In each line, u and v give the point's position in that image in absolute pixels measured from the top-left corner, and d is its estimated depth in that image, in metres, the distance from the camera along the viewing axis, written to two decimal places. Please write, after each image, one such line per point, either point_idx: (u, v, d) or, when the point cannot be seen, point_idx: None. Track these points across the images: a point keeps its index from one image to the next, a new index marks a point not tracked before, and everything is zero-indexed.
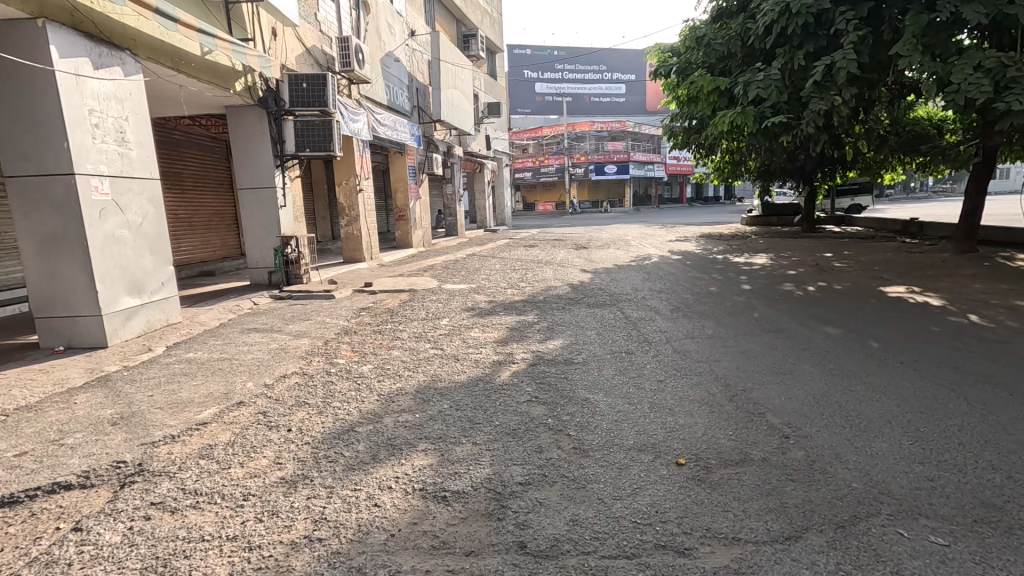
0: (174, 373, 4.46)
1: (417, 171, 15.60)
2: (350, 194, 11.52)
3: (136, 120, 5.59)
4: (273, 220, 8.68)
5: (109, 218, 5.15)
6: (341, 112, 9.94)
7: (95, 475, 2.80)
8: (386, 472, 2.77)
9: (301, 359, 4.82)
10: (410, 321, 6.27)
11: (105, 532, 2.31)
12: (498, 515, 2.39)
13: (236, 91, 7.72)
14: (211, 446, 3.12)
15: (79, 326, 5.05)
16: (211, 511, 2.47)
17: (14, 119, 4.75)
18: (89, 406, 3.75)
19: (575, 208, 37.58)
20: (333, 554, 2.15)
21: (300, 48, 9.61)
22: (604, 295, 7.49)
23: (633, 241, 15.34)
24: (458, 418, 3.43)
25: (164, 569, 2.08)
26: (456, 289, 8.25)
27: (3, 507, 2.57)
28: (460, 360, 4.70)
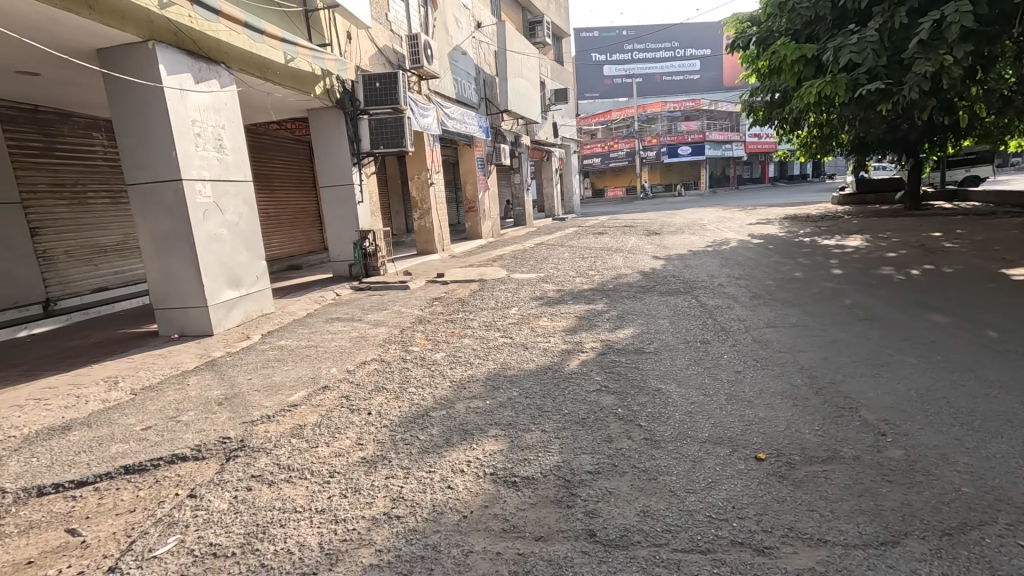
0: (269, 359, 4.87)
1: (485, 162, 15.80)
2: (423, 188, 11.94)
3: (231, 128, 6.10)
4: (352, 215, 9.18)
5: (211, 219, 5.68)
6: (412, 109, 10.26)
7: (205, 449, 3.15)
8: (458, 456, 2.87)
9: (379, 347, 5.08)
10: (480, 310, 6.41)
11: (214, 499, 2.59)
12: (567, 502, 2.41)
13: (316, 94, 8.18)
14: (300, 426, 3.38)
15: (191, 316, 5.65)
16: (302, 485, 2.69)
17: (130, 132, 5.33)
18: (199, 388, 4.19)
19: (647, 192, 36.37)
20: (410, 532, 2.27)
21: (372, 49, 10.00)
22: (677, 283, 7.21)
23: (709, 225, 14.62)
24: (528, 405, 3.48)
25: (263, 536, 2.29)
26: (524, 278, 8.32)
27: (134, 474, 2.94)
28: (529, 348, 4.74)
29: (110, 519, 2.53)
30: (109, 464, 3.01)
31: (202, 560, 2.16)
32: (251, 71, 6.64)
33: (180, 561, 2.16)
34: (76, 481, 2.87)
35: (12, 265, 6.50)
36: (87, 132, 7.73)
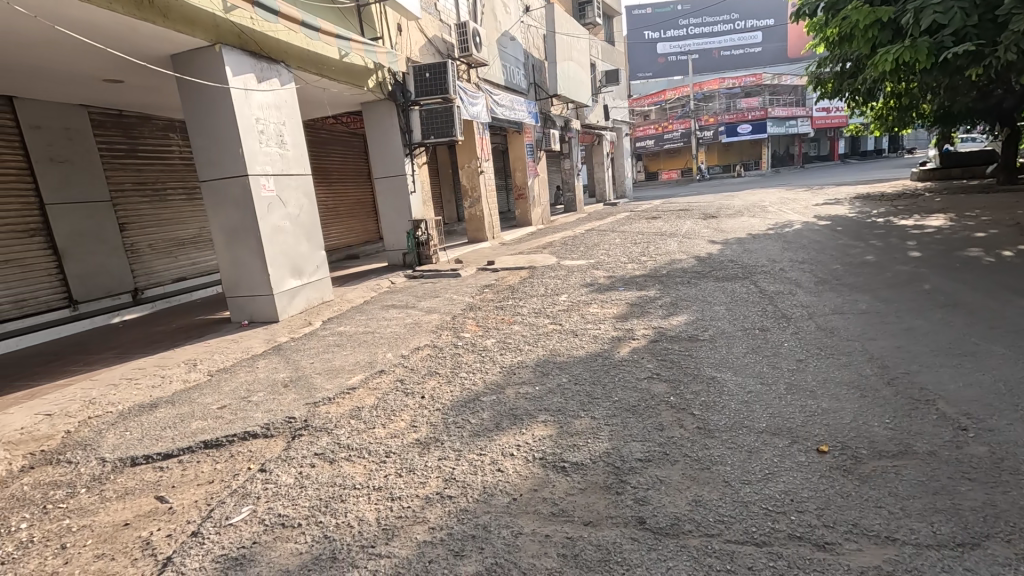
0: (329, 344, 5.12)
1: (535, 148, 15.70)
2: (473, 176, 12.06)
3: (292, 124, 6.39)
4: (405, 205, 9.42)
5: (274, 211, 6.00)
6: (462, 98, 10.33)
7: (273, 427, 3.37)
8: (508, 440, 2.92)
9: (432, 333, 5.21)
10: (529, 297, 6.43)
11: (282, 474, 2.78)
12: (617, 488, 2.40)
13: (370, 87, 8.39)
14: (358, 408, 3.55)
15: (259, 304, 6.02)
16: (360, 463, 2.84)
17: (201, 132, 5.70)
18: (267, 371, 4.47)
19: (704, 174, 34.91)
20: (461, 512, 2.34)
21: (422, 40, 10.13)
22: (735, 268, 6.92)
23: (771, 207, 13.88)
24: (577, 392, 3.48)
25: (326, 509, 2.44)
26: (574, 265, 8.25)
27: (212, 449, 3.20)
28: (578, 335, 4.71)
29: (192, 489, 2.77)
30: (190, 439, 3.29)
31: (271, 529, 2.33)
32: (308, 68, 6.86)
33: (253, 529, 2.34)
34: (162, 453, 3.16)
35: (106, 258, 7.16)
36: (165, 133, 8.33)
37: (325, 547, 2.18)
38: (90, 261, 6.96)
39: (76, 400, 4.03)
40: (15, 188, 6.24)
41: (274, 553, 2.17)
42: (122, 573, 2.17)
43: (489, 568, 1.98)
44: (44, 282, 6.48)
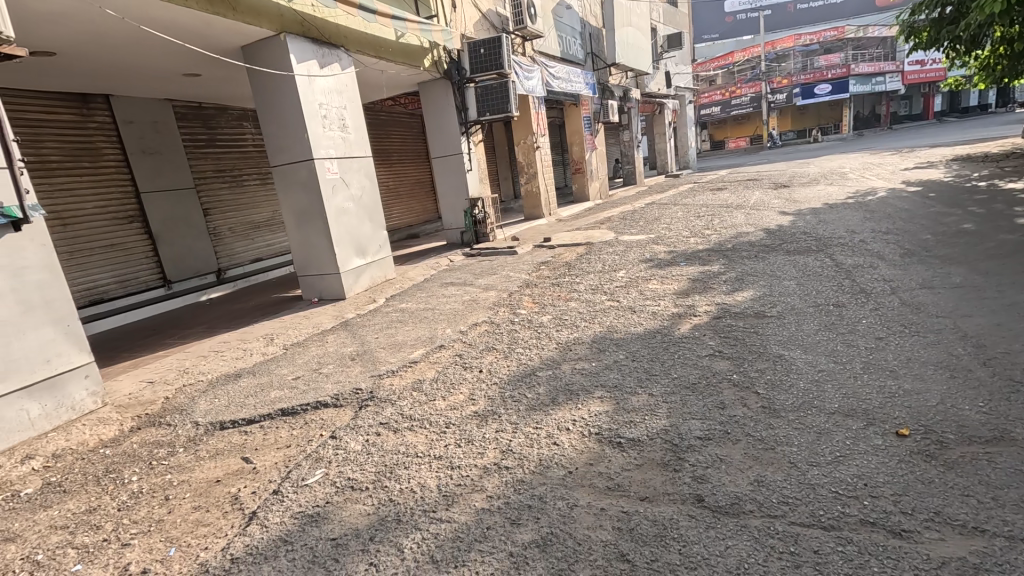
0: (392, 320, 5.34)
1: (592, 121, 15.30)
2: (529, 152, 11.96)
3: (352, 107, 6.58)
4: (462, 183, 9.53)
5: (339, 193, 6.26)
6: (517, 72, 10.18)
7: (342, 397, 3.59)
8: (564, 415, 2.94)
9: (489, 310, 5.29)
10: (586, 274, 6.35)
11: (350, 441, 2.97)
12: (674, 465, 2.37)
13: (426, 67, 8.45)
14: (419, 380, 3.70)
15: (327, 282, 6.36)
16: (421, 433, 2.97)
17: (270, 119, 5.99)
18: (335, 345, 4.74)
19: (776, 140, 32.65)
20: (518, 482, 2.40)
21: (476, 15, 10.04)
22: (808, 240, 6.47)
23: (851, 174, 12.79)
24: (634, 368, 3.44)
25: (392, 474, 2.59)
26: (633, 240, 8.04)
27: (289, 416, 3.46)
28: (637, 312, 4.63)
29: (273, 452, 3.02)
30: (269, 407, 3.57)
31: (342, 491, 2.51)
32: (366, 51, 7.00)
33: (325, 491, 2.53)
34: (246, 418, 3.45)
35: (192, 241, 7.78)
36: (238, 122, 8.87)
37: (390, 510, 2.31)
38: (180, 244, 7.60)
39: (172, 369, 4.47)
40: (113, 179, 6.87)
41: (345, 513, 2.34)
42: (216, 523, 2.42)
43: (545, 537, 2.03)
44: (142, 264, 7.16)
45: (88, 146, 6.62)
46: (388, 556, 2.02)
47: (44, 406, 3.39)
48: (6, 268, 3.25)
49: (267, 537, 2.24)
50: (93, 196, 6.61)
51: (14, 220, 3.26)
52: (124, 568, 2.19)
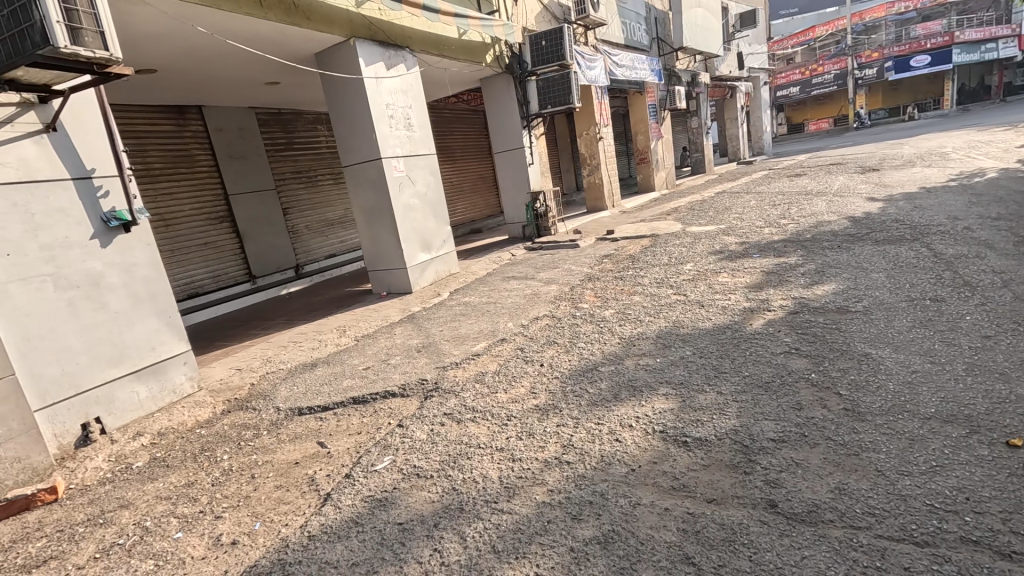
0: (456, 314, 5.47)
1: (658, 108, 14.78)
2: (591, 143, 11.77)
3: (417, 106, 6.77)
4: (524, 177, 9.55)
5: (405, 190, 6.47)
6: (579, 63, 10.02)
7: (409, 388, 3.73)
8: (627, 411, 2.88)
9: (551, 304, 5.28)
10: (652, 267, 6.17)
11: (417, 430, 3.08)
12: (745, 467, 2.25)
13: (487, 62, 8.51)
14: (482, 373, 3.77)
15: (395, 276, 6.61)
16: (483, 425, 3.02)
17: (341, 121, 6.28)
18: (402, 337, 4.92)
19: (863, 120, 29.95)
20: (579, 477, 2.38)
21: (537, 7, 9.98)
22: (902, 229, 5.90)
23: (955, 153, 11.52)
24: (702, 365, 3.31)
25: (455, 464, 2.66)
26: (702, 231, 7.71)
27: (360, 404, 3.64)
28: (705, 306, 4.43)
29: (345, 438, 3.20)
30: (341, 395, 3.77)
31: (408, 477, 2.61)
32: (430, 50, 7.15)
33: (393, 477, 2.64)
34: (321, 405, 3.67)
35: (274, 239, 8.35)
36: (313, 126, 9.40)
37: (453, 499, 2.37)
38: (263, 242, 8.19)
39: (257, 358, 4.84)
40: (206, 183, 7.50)
41: (411, 499, 2.43)
42: (295, 502, 2.60)
43: (606, 534, 2.00)
44: (231, 261, 7.78)
45: (184, 154, 7.26)
46: (451, 544, 2.08)
47: (151, 388, 3.78)
48: (119, 265, 3.63)
49: (340, 517, 2.37)
50: (190, 199, 7.25)
51: (125, 223, 3.62)
52: (217, 538, 2.40)
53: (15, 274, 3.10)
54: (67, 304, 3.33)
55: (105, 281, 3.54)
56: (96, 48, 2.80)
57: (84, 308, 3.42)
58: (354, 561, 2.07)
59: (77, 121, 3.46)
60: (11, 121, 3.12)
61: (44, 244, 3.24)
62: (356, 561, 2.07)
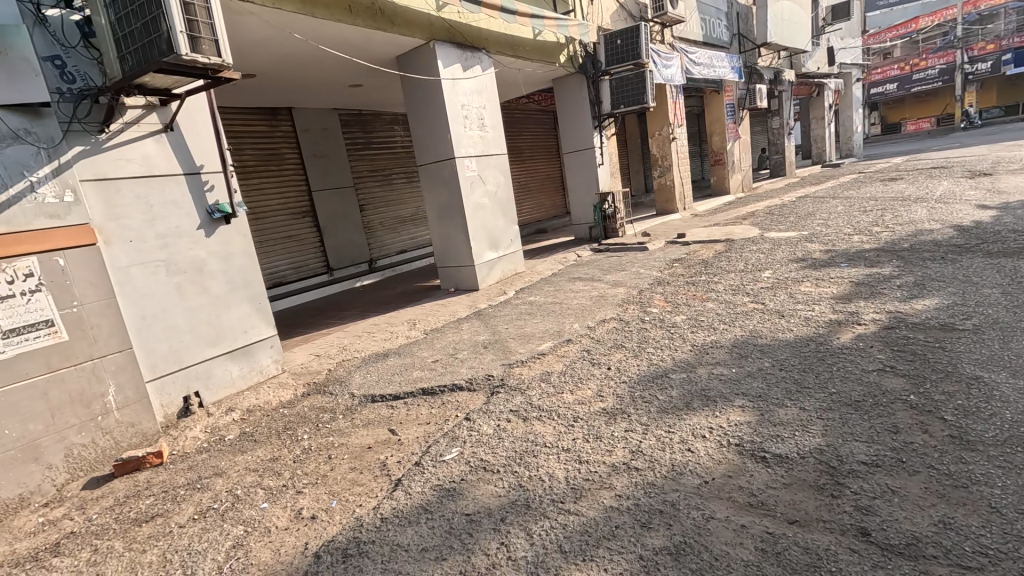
0: (522, 312, 5.51)
1: (737, 108, 14.13)
2: (664, 144, 11.45)
3: (491, 107, 6.88)
4: (592, 178, 9.45)
5: (476, 189, 6.60)
6: (655, 61, 9.78)
7: (475, 382, 3.80)
8: (700, 421, 2.78)
9: (618, 307, 5.20)
10: (726, 273, 5.92)
11: (483, 424, 3.13)
12: (832, 490, 2.10)
13: (560, 63, 8.52)
14: (548, 372, 3.78)
15: (463, 274, 6.76)
16: (549, 424, 3.02)
17: (418, 121, 6.50)
18: (469, 333, 5.03)
19: (973, 120, 27.04)
20: (649, 485, 2.33)
21: (613, 6, 9.84)
22: (1020, 240, 5.29)
23: None
24: (783, 379, 3.12)
25: (521, 460, 2.68)
26: (782, 237, 7.29)
27: (428, 395, 3.76)
28: (785, 317, 4.18)
29: (415, 427, 3.32)
30: (411, 386, 3.90)
31: (475, 470, 2.66)
32: (505, 51, 7.25)
33: (461, 468, 2.70)
34: (393, 394, 3.83)
35: (350, 234, 8.79)
36: (390, 126, 9.80)
37: (520, 495, 2.39)
38: (341, 237, 8.65)
39: (334, 345, 5.12)
40: (292, 180, 8.01)
41: (478, 491, 2.48)
42: (368, 484, 2.73)
43: (678, 545, 1.94)
44: (312, 254, 8.28)
45: (275, 152, 7.80)
46: (517, 539, 2.10)
47: (241, 367, 4.10)
48: (220, 254, 3.95)
49: (410, 503, 2.46)
50: (278, 195, 7.79)
51: (225, 215, 3.94)
52: (298, 511, 2.57)
53: (135, 259, 3.45)
54: (175, 287, 3.67)
55: (207, 268, 3.87)
56: (210, 54, 3.07)
57: (189, 292, 3.76)
58: (424, 546, 2.14)
59: (190, 122, 3.81)
60: (137, 122, 3.49)
61: (159, 233, 3.59)
62: (425, 547, 2.13)
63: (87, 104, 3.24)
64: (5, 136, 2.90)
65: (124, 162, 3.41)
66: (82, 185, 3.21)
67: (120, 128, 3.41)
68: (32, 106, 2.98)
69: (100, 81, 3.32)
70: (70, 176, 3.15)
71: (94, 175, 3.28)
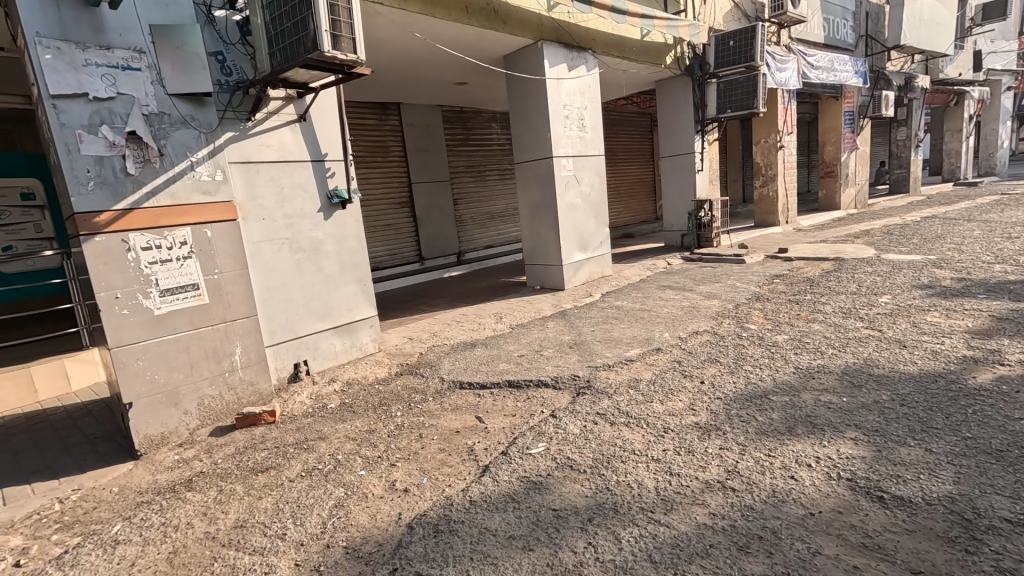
0: (609, 316, 5.44)
1: (857, 116, 12.94)
2: (770, 152, 10.77)
3: (592, 107, 6.85)
4: (689, 184, 9.10)
5: (570, 189, 6.60)
6: (769, 64, 9.22)
7: (561, 381, 3.81)
8: (805, 449, 2.60)
9: (712, 319, 4.98)
10: (835, 294, 5.47)
11: (569, 423, 3.14)
12: (966, 545, 1.88)
13: (667, 64, 8.29)
14: (636, 379, 3.71)
15: (550, 272, 6.80)
16: (638, 432, 2.97)
17: (519, 119, 6.60)
18: (555, 332, 5.05)
19: None
20: (746, 507, 2.22)
21: (727, 6, 9.39)
22: None
23: None
24: (905, 416, 2.82)
25: (609, 465, 2.65)
26: (903, 260, 6.60)
27: (513, 388, 3.83)
28: (907, 347, 3.79)
29: (501, 417, 3.40)
30: (498, 377, 4.00)
31: (562, 467, 2.68)
32: (611, 52, 7.17)
33: (548, 463, 2.73)
34: (480, 383, 3.94)
35: (443, 226, 9.14)
36: (488, 125, 10.03)
37: (607, 498, 2.37)
38: (434, 228, 9.01)
39: (424, 331, 5.35)
40: (396, 171, 8.47)
41: (565, 488, 2.49)
42: (457, 466, 2.83)
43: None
44: (406, 242, 8.70)
45: (382, 145, 8.27)
46: (606, 541, 2.09)
47: (344, 342, 4.42)
48: (334, 236, 4.27)
49: (498, 490, 2.53)
50: (381, 185, 8.27)
51: (343, 201, 4.25)
52: (392, 483, 2.73)
53: (266, 235, 3.83)
54: (296, 263, 4.03)
55: (323, 248, 4.20)
56: (348, 52, 3.32)
57: (306, 268, 4.10)
58: (512, 534, 2.19)
59: (320, 113, 4.15)
60: (277, 112, 3.86)
61: (287, 213, 3.95)
62: (513, 535, 2.18)
63: (240, 95, 3.64)
64: (175, 121, 3.33)
65: (264, 148, 3.79)
66: (230, 167, 3.61)
67: (264, 117, 3.79)
68: (197, 95, 3.40)
69: (251, 74, 3.70)
70: (221, 158, 3.56)
71: (240, 159, 3.67)
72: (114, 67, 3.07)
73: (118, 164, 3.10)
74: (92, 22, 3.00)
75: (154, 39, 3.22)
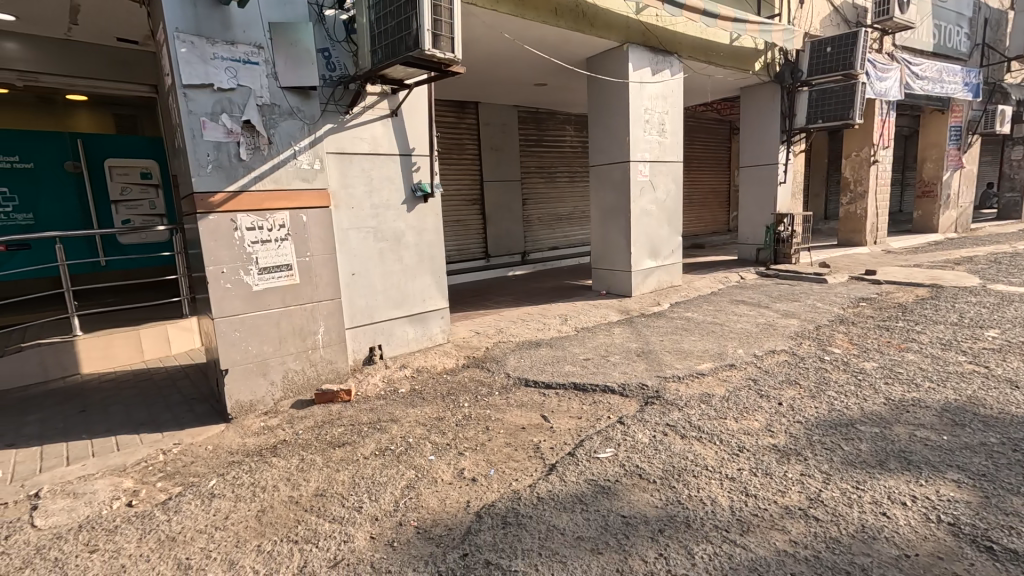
0: (678, 327, 5.29)
1: (965, 131, 11.85)
2: (860, 167, 10.08)
3: (674, 112, 6.69)
4: (770, 196, 8.68)
5: (645, 195, 6.48)
6: (869, 73, 8.63)
7: (628, 389, 3.75)
8: (899, 485, 2.42)
9: (790, 339, 4.74)
10: (932, 323, 5.05)
11: (638, 431, 3.09)
12: None
13: (755, 70, 7.96)
14: (708, 394, 3.59)
15: (617, 278, 6.71)
16: (711, 447, 2.88)
17: (598, 121, 6.55)
18: (621, 338, 4.98)
19: None
20: (832, 539, 2.09)
21: (826, 10, 8.88)
22: None
23: None
24: (1019, 463, 2.56)
25: (679, 478, 2.58)
26: (1014, 292, 5.98)
27: (578, 390, 3.82)
28: (1019, 388, 3.44)
29: (567, 418, 3.39)
30: (564, 378, 4.00)
31: (630, 475, 2.64)
32: (698, 56, 6.98)
33: (616, 469, 2.70)
34: (545, 383, 3.96)
35: (510, 224, 9.24)
36: (562, 126, 10.03)
37: (678, 512, 2.32)
38: (501, 226, 9.12)
39: (490, 326, 5.44)
40: (470, 169, 8.66)
41: (633, 497, 2.45)
42: (523, 462, 2.86)
43: None
44: (474, 239, 8.87)
45: (458, 142, 8.48)
46: (678, 555, 2.04)
47: (416, 331, 4.57)
48: (415, 227, 4.43)
49: (565, 489, 2.54)
50: (455, 181, 8.48)
51: (425, 194, 4.39)
52: (461, 471, 2.79)
53: (353, 223, 4.03)
54: (378, 252, 4.22)
55: (404, 239, 4.37)
56: (446, 50, 3.43)
57: (387, 257, 4.29)
58: (581, 535, 2.19)
59: (411, 108, 4.31)
60: (373, 106, 4.05)
61: (374, 204, 4.14)
62: (582, 536, 2.18)
63: (340, 90, 3.84)
64: (284, 112, 3.58)
65: (358, 141, 4.00)
66: (327, 157, 3.83)
67: (361, 111, 3.98)
68: (304, 88, 3.63)
69: (352, 70, 3.90)
70: (320, 148, 3.78)
71: (336, 149, 3.89)
72: (236, 61, 3.35)
73: (234, 150, 3.37)
74: (221, 19, 3.28)
75: (272, 36, 3.48)
